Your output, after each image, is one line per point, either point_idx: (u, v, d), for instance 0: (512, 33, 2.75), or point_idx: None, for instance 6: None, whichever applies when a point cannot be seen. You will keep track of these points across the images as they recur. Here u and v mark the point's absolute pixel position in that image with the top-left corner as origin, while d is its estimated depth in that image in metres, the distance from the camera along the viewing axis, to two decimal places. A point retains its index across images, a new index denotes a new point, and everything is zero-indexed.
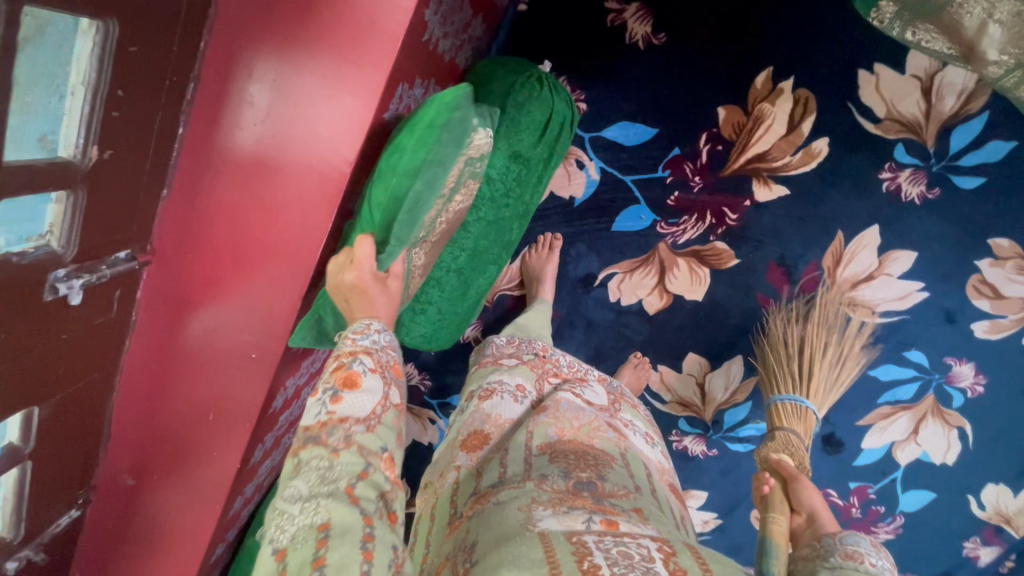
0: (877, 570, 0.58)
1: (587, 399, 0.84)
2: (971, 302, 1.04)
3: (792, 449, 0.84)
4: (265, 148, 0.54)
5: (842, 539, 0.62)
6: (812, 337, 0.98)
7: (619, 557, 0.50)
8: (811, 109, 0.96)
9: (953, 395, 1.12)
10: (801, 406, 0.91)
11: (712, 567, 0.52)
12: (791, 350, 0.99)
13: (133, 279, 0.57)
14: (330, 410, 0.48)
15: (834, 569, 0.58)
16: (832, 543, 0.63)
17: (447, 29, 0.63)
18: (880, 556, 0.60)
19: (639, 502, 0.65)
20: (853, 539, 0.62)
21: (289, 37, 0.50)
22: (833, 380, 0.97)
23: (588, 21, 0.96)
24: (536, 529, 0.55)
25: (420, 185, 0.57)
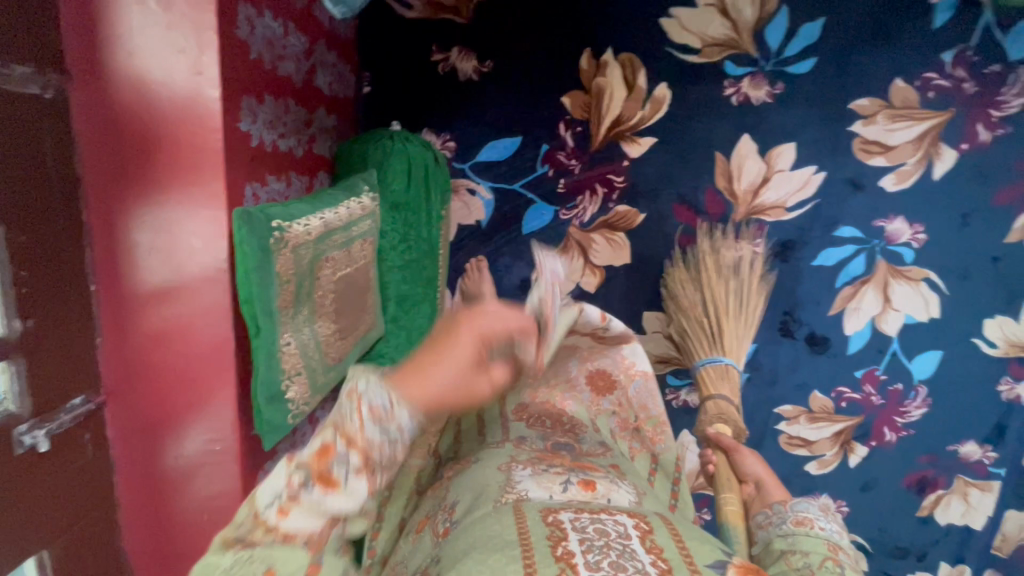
0: (825, 534, 0.69)
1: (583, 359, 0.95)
2: (867, 164, 1.09)
3: (724, 416, 0.92)
4: (159, 274, 0.66)
5: (793, 506, 0.73)
6: (708, 286, 1.08)
7: (596, 535, 0.55)
8: (639, 66, 1.06)
9: (901, 252, 1.14)
10: (722, 364, 1.00)
11: (692, 550, 0.55)
12: (697, 312, 1.07)
13: (97, 419, 0.68)
14: (279, 515, 0.40)
15: (788, 537, 0.70)
16: (784, 510, 0.74)
17: (280, 131, 0.75)
18: (828, 519, 0.71)
19: (614, 459, 0.77)
20: (802, 506, 0.73)
21: (143, 185, 0.63)
22: (742, 319, 1.07)
23: (424, 76, 1.07)
24: (515, 493, 0.63)
25: (256, 294, 0.62)
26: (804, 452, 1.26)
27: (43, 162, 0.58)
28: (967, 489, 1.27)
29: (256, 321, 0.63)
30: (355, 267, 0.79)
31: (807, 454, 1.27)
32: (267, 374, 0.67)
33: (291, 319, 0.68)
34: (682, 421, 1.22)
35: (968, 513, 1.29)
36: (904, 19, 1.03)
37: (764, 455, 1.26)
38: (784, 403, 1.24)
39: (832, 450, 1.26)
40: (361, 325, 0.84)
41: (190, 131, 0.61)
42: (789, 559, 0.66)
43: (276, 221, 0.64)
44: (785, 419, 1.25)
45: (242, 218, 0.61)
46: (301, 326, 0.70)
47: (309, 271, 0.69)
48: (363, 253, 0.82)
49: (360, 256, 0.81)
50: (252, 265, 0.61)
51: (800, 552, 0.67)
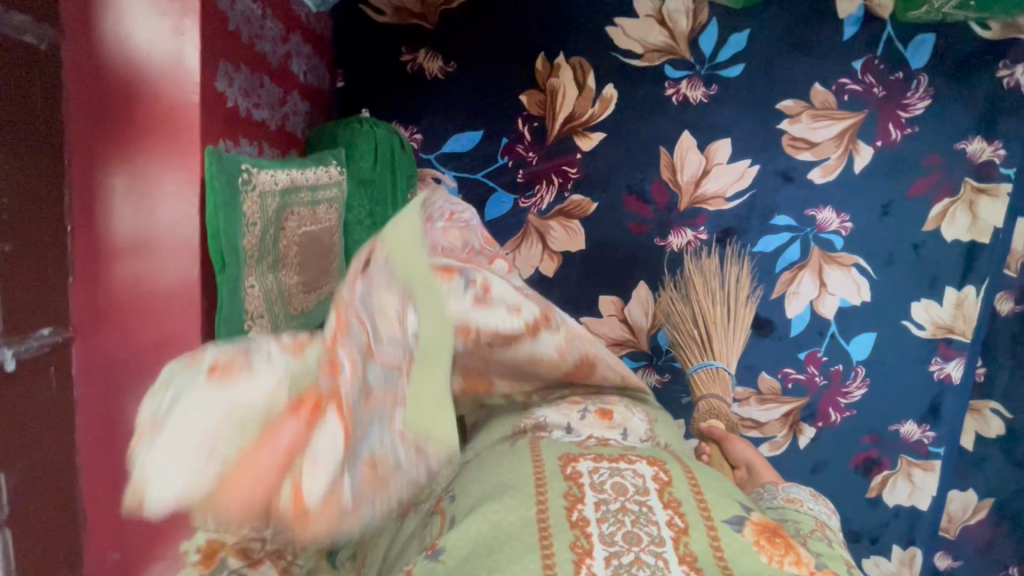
0: (813, 510, 0.72)
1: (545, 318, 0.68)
2: (796, 158, 1.21)
3: (715, 411, 0.98)
4: (133, 216, 0.71)
5: (784, 488, 0.77)
6: (697, 297, 1.16)
7: (614, 495, 0.54)
8: (588, 68, 1.18)
9: (832, 240, 1.24)
10: (712, 367, 1.06)
11: (710, 503, 0.55)
12: (689, 322, 1.15)
13: (63, 355, 0.71)
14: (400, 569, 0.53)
15: (778, 510, 0.73)
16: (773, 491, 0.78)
17: (255, 101, 0.83)
18: (817, 501, 0.74)
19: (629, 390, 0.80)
20: (792, 489, 0.76)
21: (123, 132, 0.70)
22: (731, 328, 1.14)
23: (394, 75, 1.17)
24: (533, 420, 0.69)
25: (223, 228, 0.68)
26: (756, 434, 1.32)
27: (33, 105, 0.65)
28: (910, 469, 1.33)
29: (222, 255, 0.69)
30: (319, 226, 0.86)
31: (759, 436, 1.32)
32: (231, 310, 0.71)
33: (257, 261, 0.74)
34: None
35: (914, 494, 1.34)
36: (817, 32, 1.17)
37: None
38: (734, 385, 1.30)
39: (782, 432, 1.32)
40: (325, 285, 0.90)
41: (170, 83, 0.69)
42: (782, 524, 0.69)
43: (244, 166, 0.71)
44: (737, 401, 1.31)
45: (213, 158, 0.67)
46: (265, 272, 0.76)
47: (274, 219, 0.76)
48: (328, 216, 0.88)
49: (325, 218, 0.87)
50: (220, 199, 0.67)
51: (791, 521, 0.70)
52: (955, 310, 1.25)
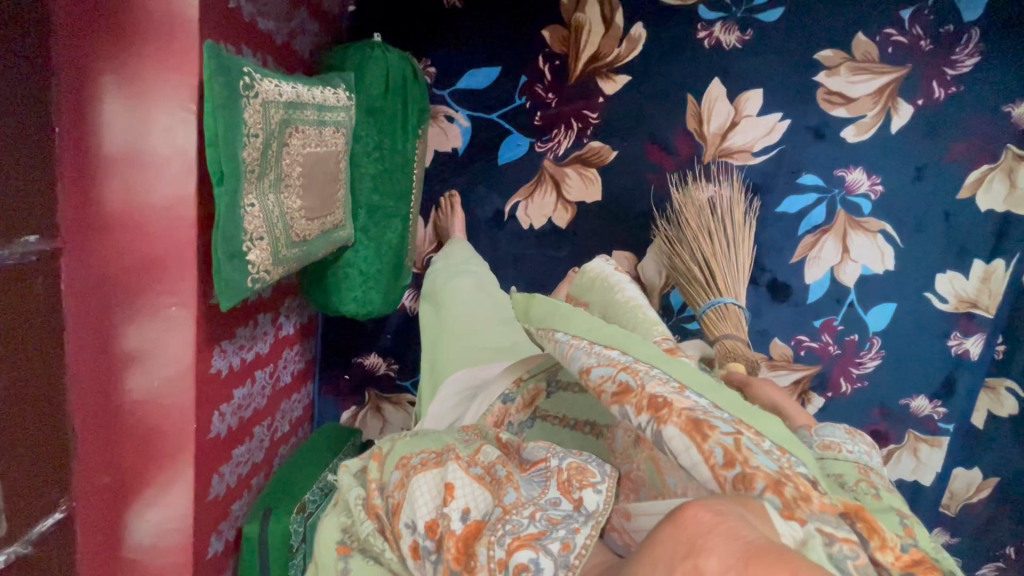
0: (854, 457, 0.68)
1: (649, 381, 0.50)
2: (830, 114, 1.14)
3: (733, 354, 0.94)
4: (126, 122, 0.66)
5: (818, 432, 0.73)
6: (689, 232, 1.09)
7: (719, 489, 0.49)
8: (616, 5, 1.10)
9: (859, 203, 1.19)
10: (722, 306, 1.01)
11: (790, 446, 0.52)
12: (686, 259, 1.08)
13: (51, 268, 0.68)
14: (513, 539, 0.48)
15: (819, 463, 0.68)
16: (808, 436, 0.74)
17: (259, 9, 0.77)
18: (855, 441, 0.71)
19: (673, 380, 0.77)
20: (828, 431, 0.73)
21: (114, 27, 0.64)
22: (732, 257, 1.06)
23: (409, 1, 1.10)
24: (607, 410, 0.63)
25: (222, 134, 0.63)
26: None
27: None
28: (917, 444, 1.30)
29: (220, 165, 0.64)
30: (325, 150, 0.81)
31: None
32: (229, 226, 0.67)
33: (258, 177, 0.69)
34: None
35: (918, 469, 1.32)
36: None
37: None
38: None
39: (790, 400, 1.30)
40: (329, 216, 0.85)
41: None
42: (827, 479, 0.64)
43: (245, 69, 0.65)
44: None
45: (212, 55, 0.62)
46: (266, 191, 0.71)
47: (278, 133, 0.70)
48: (334, 140, 0.83)
49: (331, 142, 0.82)
50: (220, 102, 0.62)
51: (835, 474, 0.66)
52: (982, 283, 1.20)
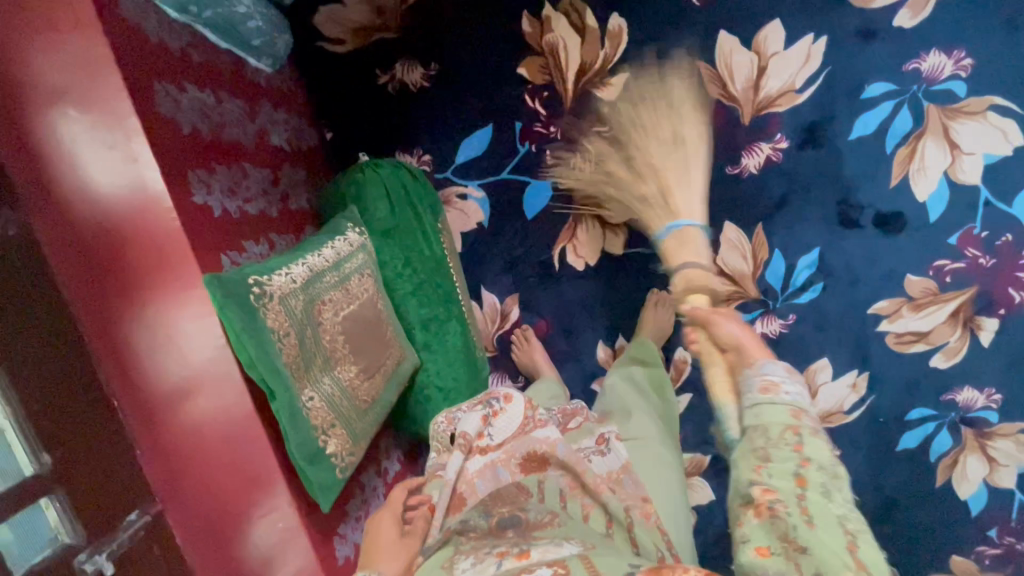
0: (791, 400, 0.57)
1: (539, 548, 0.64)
2: (871, 9, 0.97)
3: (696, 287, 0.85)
4: (171, 367, 0.65)
5: (762, 369, 0.60)
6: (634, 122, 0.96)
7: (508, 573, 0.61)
8: (583, 7, 0.99)
9: (950, 89, 0.98)
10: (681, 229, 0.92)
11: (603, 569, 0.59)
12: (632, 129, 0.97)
13: (160, 529, 0.67)
14: None
15: (754, 408, 0.58)
16: (752, 373, 0.61)
17: (244, 195, 0.75)
18: (795, 381, 0.59)
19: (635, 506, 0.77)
20: (768, 368, 0.60)
21: (123, 287, 0.63)
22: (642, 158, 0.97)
23: (379, 103, 1.05)
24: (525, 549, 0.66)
25: (255, 355, 0.60)
26: (921, 347, 1.09)
27: (18, 282, 0.58)
28: None
29: (267, 382, 0.61)
30: (360, 302, 0.76)
31: (927, 349, 1.09)
32: (298, 434, 0.64)
33: (307, 370, 0.66)
34: None
35: None
36: None
37: (875, 366, 1.11)
38: (876, 300, 1.08)
39: (955, 335, 1.08)
40: (388, 360, 0.81)
41: (147, 217, 0.61)
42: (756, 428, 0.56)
43: (252, 279, 0.62)
44: (885, 317, 1.08)
45: (215, 283, 0.59)
46: (318, 377, 0.67)
47: (309, 318, 0.67)
48: (363, 286, 0.78)
49: (362, 290, 0.78)
50: (242, 327, 0.59)
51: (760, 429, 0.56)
52: None
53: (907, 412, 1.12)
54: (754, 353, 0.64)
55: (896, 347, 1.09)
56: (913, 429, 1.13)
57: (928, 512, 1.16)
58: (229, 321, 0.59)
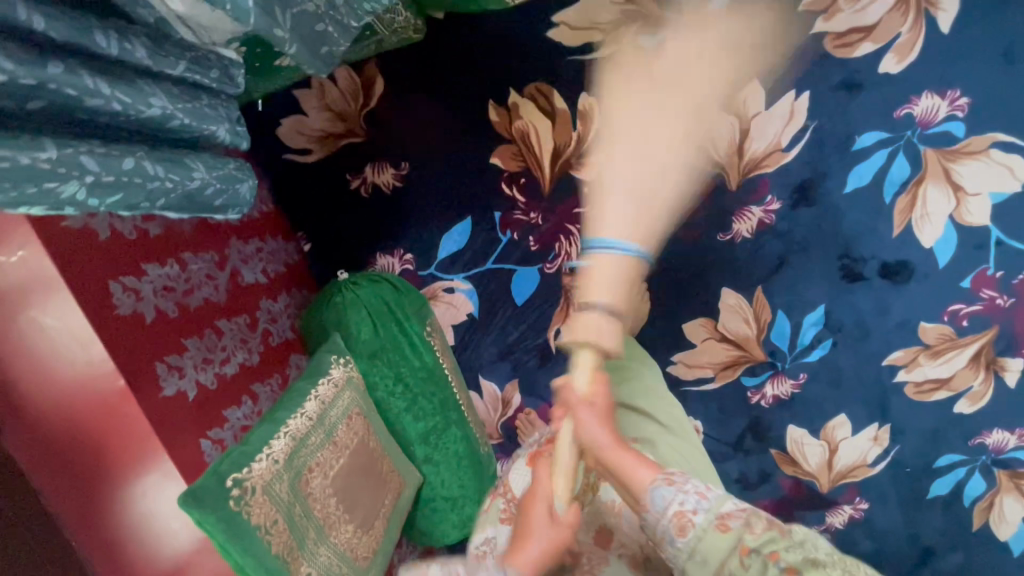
0: (705, 517, 0.61)
1: None
2: (853, 58, 0.91)
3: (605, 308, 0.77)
4: (161, 561, 0.64)
5: (656, 506, 0.63)
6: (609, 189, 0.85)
7: None
8: (550, 90, 0.95)
9: (947, 132, 0.92)
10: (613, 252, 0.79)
11: None
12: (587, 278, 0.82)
13: None
14: None
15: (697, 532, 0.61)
16: (654, 519, 0.63)
17: (220, 357, 0.73)
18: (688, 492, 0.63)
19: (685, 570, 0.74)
20: (662, 500, 0.63)
21: (102, 492, 0.61)
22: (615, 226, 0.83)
23: (353, 206, 1.02)
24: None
25: (244, 559, 0.59)
26: (943, 394, 1.04)
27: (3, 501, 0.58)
28: None
29: None
30: (349, 453, 0.74)
31: (949, 395, 1.04)
32: None
33: (301, 551, 0.64)
34: (782, 417, 1.08)
35: None
36: None
37: (896, 417, 1.06)
38: (890, 351, 1.03)
39: (978, 379, 1.02)
40: (385, 500, 0.79)
41: (115, 424, 0.59)
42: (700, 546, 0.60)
43: (231, 479, 0.60)
44: (901, 368, 1.04)
45: (191, 496, 0.57)
46: (314, 550, 0.66)
47: (295, 496, 0.65)
48: (351, 432, 0.76)
49: (350, 438, 0.75)
50: (226, 536, 0.57)
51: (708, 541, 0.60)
52: None
53: (935, 459, 1.08)
54: (637, 477, 0.66)
55: (916, 396, 1.04)
56: (944, 475, 1.08)
57: (969, 560, 1.11)
58: (213, 532, 0.57)
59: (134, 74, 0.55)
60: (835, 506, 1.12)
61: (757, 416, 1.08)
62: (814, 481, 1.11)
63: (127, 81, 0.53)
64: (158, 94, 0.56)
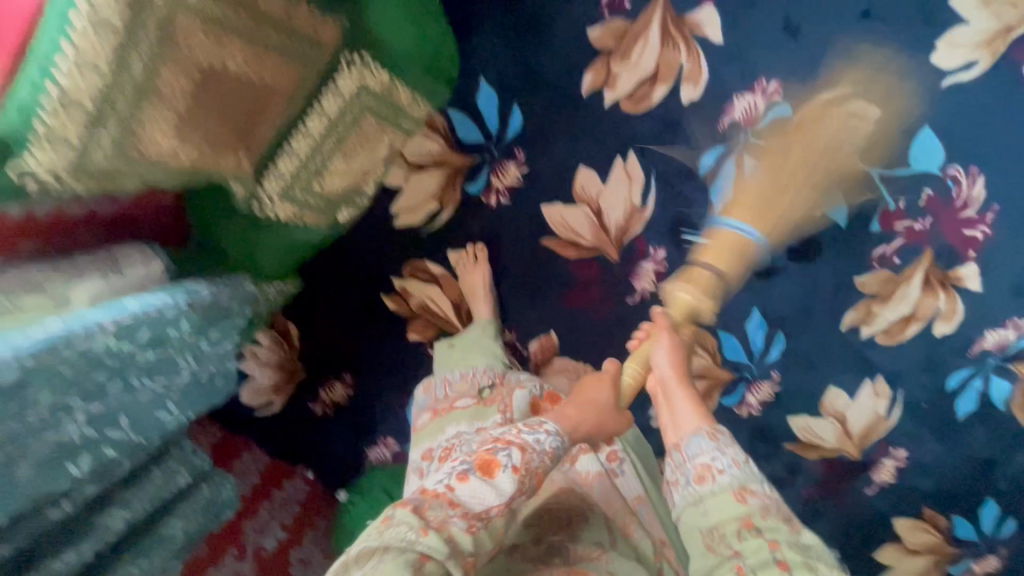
0: (729, 480, 0.62)
1: (536, 452, 0.62)
2: (655, 105, 0.93)
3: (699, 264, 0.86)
4: None
5: (688, 453, 0.65)
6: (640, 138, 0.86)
7: (517, 472, 0.59)
8: (422, 263, 1.05)
9: (778, 117, 0.92)
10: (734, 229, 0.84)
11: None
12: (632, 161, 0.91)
13: None
14: (453, 482, 0.57)
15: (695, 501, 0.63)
16: (681, 459, 0.66)
17: None
18: (722, 453, 0.64)
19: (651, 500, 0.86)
20: (696, 449, 0.65)
21: None
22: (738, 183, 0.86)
23: (328, 424, 1.15)
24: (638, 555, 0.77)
25: None
26: (915, 327, 1.02)
27: None
28: None
29: None
30: None
31: (923, 326, 1.02)
32: None
33: None
34: (778, 414, 1.10)
35: None
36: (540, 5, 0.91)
37: (884, 365, 1.05)
38: (841, 316, 1.03)
39: (941, 299, 1.00)
40: None
41: None
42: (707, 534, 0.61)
43: None
44: (861, 325, 1.03)
45: None
46: None
47: None
48: None
49: None
50: None
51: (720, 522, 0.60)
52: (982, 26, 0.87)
53: (945, 383, 1.05)
54: (681, 422, 0.68)
55: (890, 341, 1.03)
56: (962, 394, 1.05)
57: None
58: None
59: (94, 511, 0.67)
60: (876, 465, 1.11)
61: (756, 424, 1.11)
62: (842, 453, 1.11)
63: (89, 529, 0.66)
64: (120, 510, 0.69)
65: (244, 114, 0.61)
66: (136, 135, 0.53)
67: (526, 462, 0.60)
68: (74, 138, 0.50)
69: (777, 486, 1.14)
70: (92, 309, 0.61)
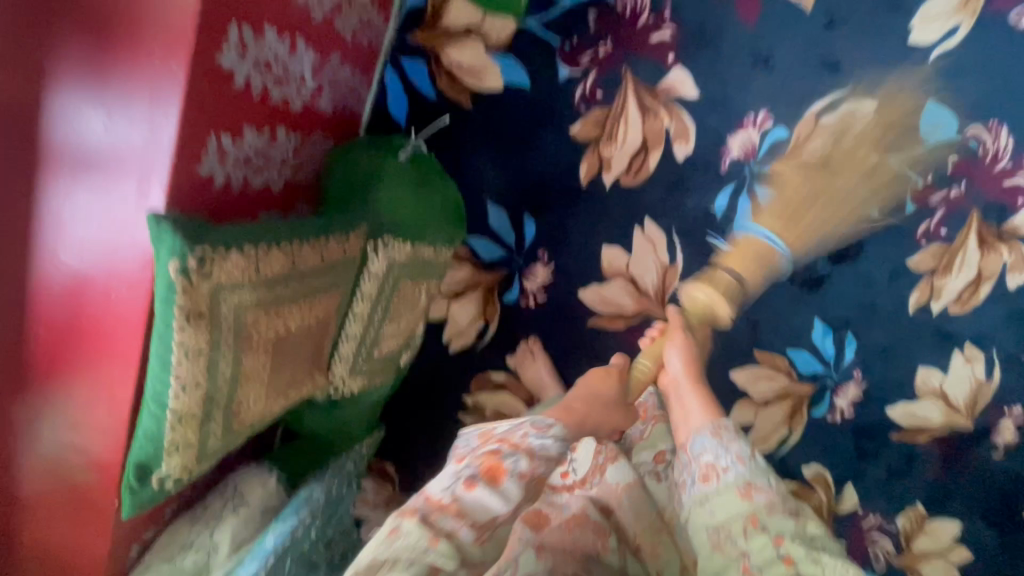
0: (732, 479, 0.72)
1: (539, 449, 0.72)
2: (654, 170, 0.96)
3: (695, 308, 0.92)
4: None
5: (694, 451, 0.76)
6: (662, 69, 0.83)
7: (530, 464, 0.70)
8: (485, 375, 1.09)
9: (774, 142, 0.94)
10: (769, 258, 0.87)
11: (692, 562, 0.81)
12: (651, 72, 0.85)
13: None
14: (461, 488, 0.67)
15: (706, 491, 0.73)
16: (688, 459, 0.77)
17: None
18: (726, 454, 0.74)
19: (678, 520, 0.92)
20: (699, 448, 0.76)
21: None
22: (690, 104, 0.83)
23: None
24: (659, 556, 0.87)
25: None
26: (988, 286, 0.99)
27: None
28: None
29: None
30: None
31: (995, 283, 0.99)
32: None
33: None
34: (875, 409, 1.07)
35: None
36: (518, 124, 0.95)
37: (969, 331, 1.02)
38: (906, 300, 1.00)
39: (1005, 253, 0.96)
40: None
41: None
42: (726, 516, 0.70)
43: None
44: (930, 302, 1.00)
45: None
46: None
47: None
48: None
49: None
50: None
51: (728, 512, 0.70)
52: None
53: None
54: (690, 423, 0.80)
55: (965, 307, 1.00)
56: None
57: None
58: None
59: None
60: (995, 428, 1.06)
61: (855, 425, 1.09)
62: (955, 427, 1.07)
63: None
64: None
65: (310, 348, 0.68)
66: (236, 413, 0.61)
67: (537, 475, 0.71)
68: (194, 441, 0.58)
69: (897, 477, 1.11)
70: (244, 562, 0.69)
